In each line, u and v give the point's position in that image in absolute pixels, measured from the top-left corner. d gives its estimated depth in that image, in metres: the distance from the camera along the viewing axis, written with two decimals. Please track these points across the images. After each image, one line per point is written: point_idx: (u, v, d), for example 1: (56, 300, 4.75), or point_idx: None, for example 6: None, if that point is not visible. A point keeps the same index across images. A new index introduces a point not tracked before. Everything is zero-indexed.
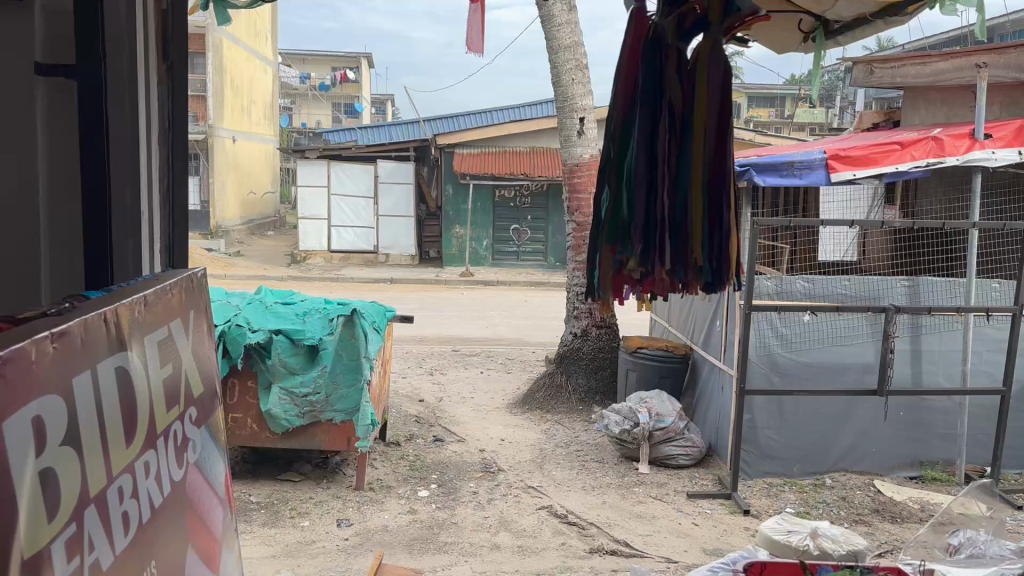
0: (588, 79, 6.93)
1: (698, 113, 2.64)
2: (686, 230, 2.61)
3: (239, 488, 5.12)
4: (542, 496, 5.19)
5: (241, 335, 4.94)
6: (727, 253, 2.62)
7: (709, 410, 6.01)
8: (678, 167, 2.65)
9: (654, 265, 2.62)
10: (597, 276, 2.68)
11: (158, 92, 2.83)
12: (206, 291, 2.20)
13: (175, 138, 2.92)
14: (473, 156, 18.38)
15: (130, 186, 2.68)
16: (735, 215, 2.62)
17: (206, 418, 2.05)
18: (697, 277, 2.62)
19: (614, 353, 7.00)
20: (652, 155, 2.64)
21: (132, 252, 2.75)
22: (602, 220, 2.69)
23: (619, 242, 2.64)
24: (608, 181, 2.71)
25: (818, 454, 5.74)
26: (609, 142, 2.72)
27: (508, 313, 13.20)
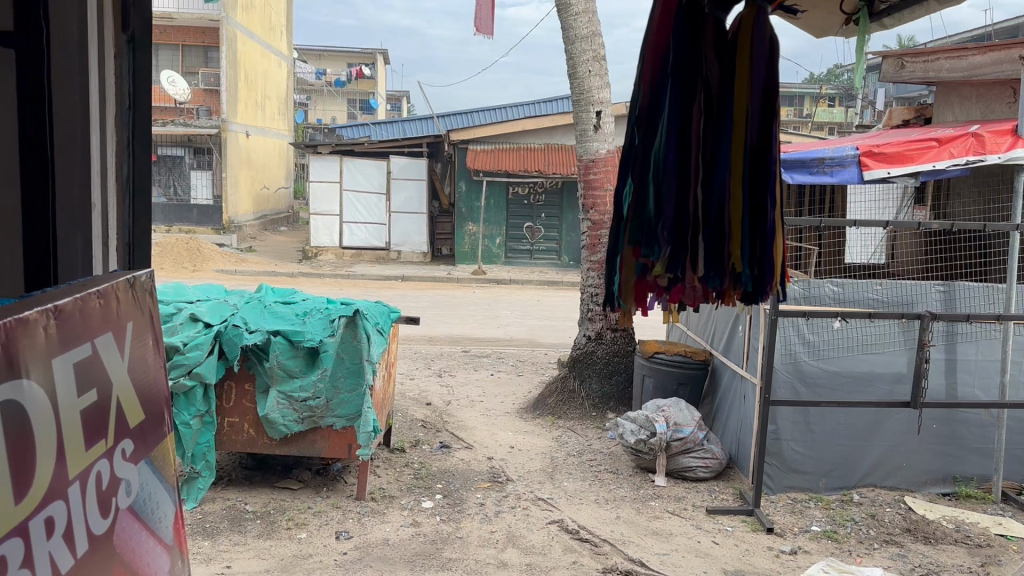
0: (606, 71, 6.64)
1: (740, 94, 2.36)
2: (722, 230, 2.33)
3: (235, 496, 4.89)
4: (553, 509, 4.92)
5: (238, 337, 4.67)
6: (771, 258, 2.32)
7: (729, 419, 5.72)
8: (715, 156, 2.37)
9: (683, 272, 2.32)
10: (619, 282, 2.41)
11: (115, 63, 2.60)
12: (147, 298, 2.15)
13: (138, 115, 2.69)
14: (487, 152, 18.10)
15: (75, 173, 2.48)
16: (780, 212, 2.34)
17: (144, 453, 2.02)
18: (734, 285, 2.34)
19: (629, 357, 6.70)
20: (683, 143, 2.37)
21: (83, 245, 2.56)
22: (627, 216, 2.43)
23: (645, 243, 2.36)
24: (633, 173, 2.45)
25: (845, 469, 5.45)
26: (634, 127, 2.47)
27: (521, 313, 12.91)
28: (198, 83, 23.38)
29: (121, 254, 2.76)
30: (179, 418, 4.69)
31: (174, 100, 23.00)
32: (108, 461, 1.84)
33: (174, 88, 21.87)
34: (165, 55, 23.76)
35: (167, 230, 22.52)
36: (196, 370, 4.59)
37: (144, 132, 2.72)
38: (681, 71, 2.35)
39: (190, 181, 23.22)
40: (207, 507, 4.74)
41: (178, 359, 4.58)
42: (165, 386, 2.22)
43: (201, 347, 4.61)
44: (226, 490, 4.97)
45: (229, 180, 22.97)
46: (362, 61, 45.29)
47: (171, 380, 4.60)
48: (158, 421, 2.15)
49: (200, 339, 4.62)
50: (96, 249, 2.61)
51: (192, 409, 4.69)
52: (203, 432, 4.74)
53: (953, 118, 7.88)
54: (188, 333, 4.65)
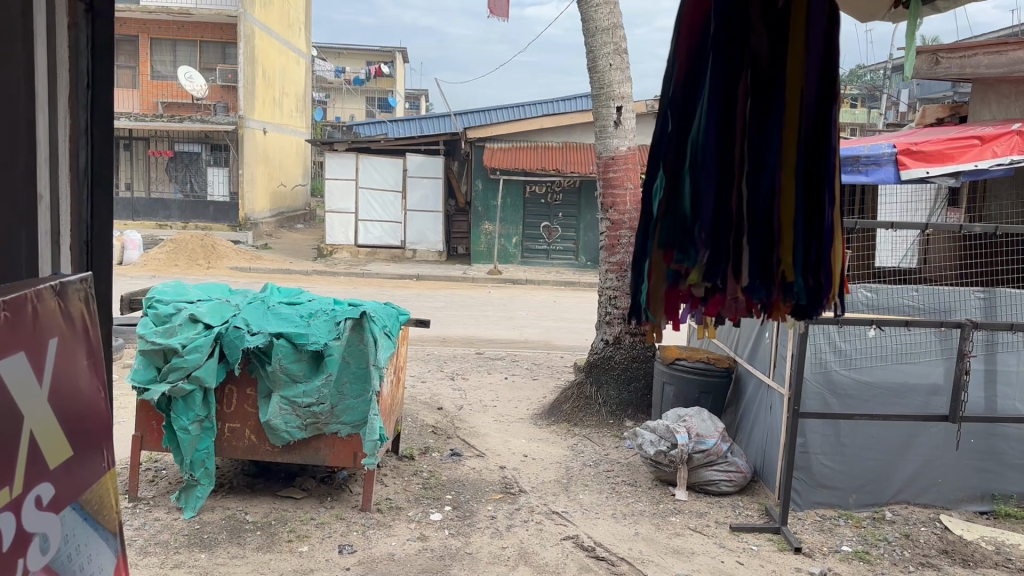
0: (627, 64, 6.37)
1: (792, 75, 2.13)
2: (773, 234, 2.10)
3: (236, 505, 4.69)
4: (568, 524, 4.67)
5: (240, 339, 4.45)
6: (827, 264, 2.10)
7: (753, 430, 5.47)
8: (764, 146, 2.12)
9: (724, 281, 2.07)
10: (647, 290, 2.19)
11: (71, 35, 2.40)
12: (77, 316, 2.03)
13: (99, 97, 2.49)
14: (504, 150, 17.85)
15: (21, 159, 2.26)
16: (840, 212, 2.11)
17: (62, 500, 1.91)
18: (784, 296, 2.09)
19: (648, 364, 6.44)
20: (726, 129, 2.12)
21: (27, 242, 2.34)
22: (658, 213, 2.19)
23: (678, 246, 2.12)
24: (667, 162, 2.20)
25: (877, 486, 5.17)
26: (669, 110, 2.21)
27: (538, 314, 12.64)
28: (215, 79, 23.24)
29: (75, 252, 2.54)
30: (177, 423, 4.50)
31: (191, 96, 22.96)
32: (14, 514, 1.72)
33: (191, 84, 21.94)
34: (183, 51, 23.31)
35: (183, 227, 22.71)
36: (196, 373, 4.39)
37: (106, 116, 2.52)
38: (726, 43, 2.09)
39: (207, 178, 23.14)
40: (206, 516, 4.54)
41: (177, 362, 4.38)
42: (95, 404, 2.07)
43: (201, 350, 4.39)
44: (226, 499, 4.76)
45: (246, 178, 22.90)
46: (381, 59, 45.20)
47: (171, 384, 4.41)
48: (87, 455, 2.03)
49: (199, 341, 4.39)
50: (40, 242, 2.39)
51: (191, 414, 4.49)
52: (202, 438, 4.54)
53: (989, 117, 7.57)
54: (188, 335, 4.42)
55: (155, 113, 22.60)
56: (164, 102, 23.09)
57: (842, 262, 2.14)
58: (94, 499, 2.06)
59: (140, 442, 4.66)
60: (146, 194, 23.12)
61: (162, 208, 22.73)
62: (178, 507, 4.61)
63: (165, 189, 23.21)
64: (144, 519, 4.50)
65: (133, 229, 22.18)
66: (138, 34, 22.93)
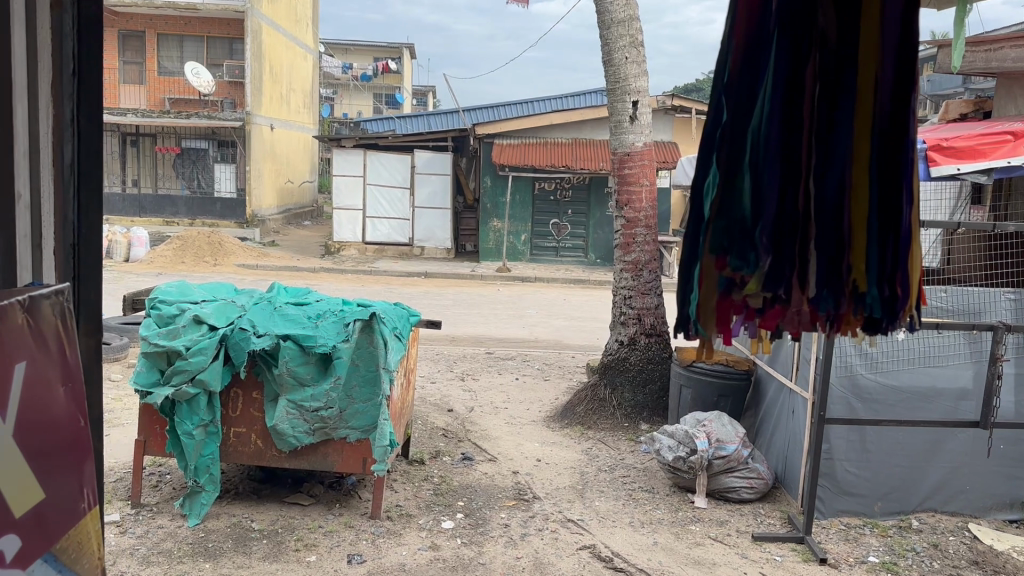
0: (643, 58, 6.21)
1: (866, 61, 1.97)
2: (843, 239, 1.96)
3: (241, 512, 4.54)
4: (584, 533, 4.52)
5: (245, 341, 4.31)
6: (903, 273, 1.97)
7: (775, 435, 5.30)
8: (834, 141, 1.97)
9: (789, 291, 1.92)
10: (697, 300, 1.95)
11: (52, 18, 2.27)
12: (55, 337, 1.89)
13: (84, 88, 2.34)
14: (513, 147, 17.68)
15: None
16: (917, 214, 1.99)
17: (36, 553, 1.78)
18: (854, 308, 1.97)
19: (664, 365, 6.28)
20: (791, 122, 1.95)
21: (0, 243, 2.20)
22: (711, 214, 1.97)
23: (736, 251, 1.93)
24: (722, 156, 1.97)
25: (903, 493, 4.99)
26: (723, 97, 1.98)
27: (548, 313, 12.47)
28: (222, 75, 23.17)
29: (59, 256, 2.41)
30: (181, 428, 4.35)
31: (198, 92, 22.90)
32: None
33: (199, 80, 21.76)
34: (189, 47, 23.16)
35: (191, 224, 22.90)
36: (200, 376, 4.25)
37: (94, 107, 2.37)
38: (792, 27, 1.94)
39: (214, 174, 23.04)
40: (211, 524, 4.40)
41: (181, 365, 4.24)
42: (77, 437, 1.94)
43: (206, 352, 4.24)
44: (232, 505, 4.62)
45: (253, 174, 22.80)
46: (388, 55, 45.03)
47: (174, 388, 4.27)
48: (67, 497, 1.90)
49: (204, 343, 4.24)
50: (17, 244, 2.26)
51: (195, 418, 4.34)
52: (207, 443, 4.41)
53: (1015, 112, 7.37)
54: (192, 337, 4.28)
55: (163, 109, 22.52)
56: (171, 99, 23.13)
57: (918, 269, 2.02)
58: (72, 546, 1.92)
59: (143, 446, 4.52)
60: (153, 191, 23.03)
61: (170, 203, 22.88)
62: (182, 514, 4.47)
63: (173, 185, 22.99)
64: (147, 527, 4.36)
65: (140, 225, 22.11)
66: (145, 30, 22.77)
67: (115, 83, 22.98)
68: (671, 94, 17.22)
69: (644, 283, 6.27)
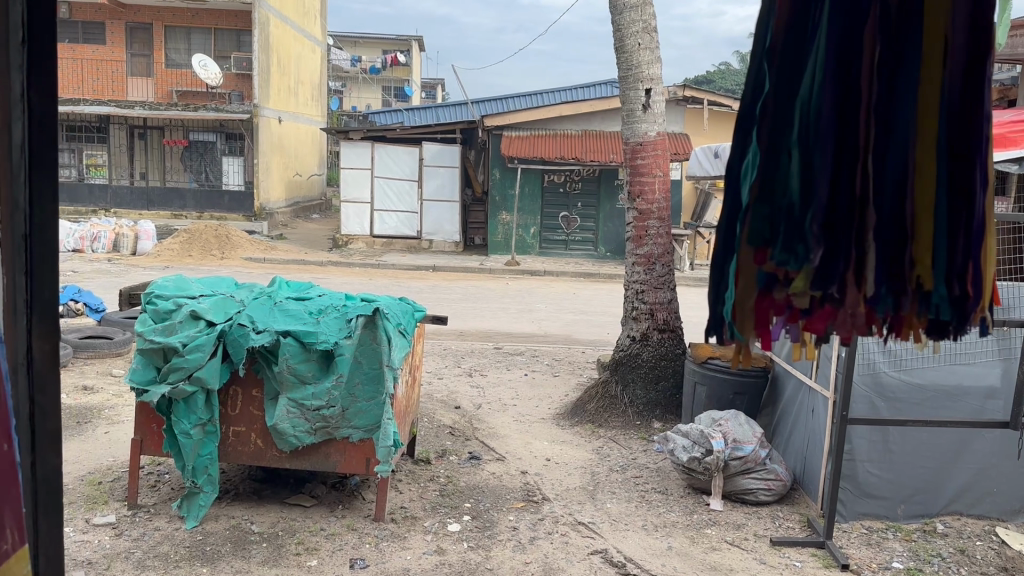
0: (656, 44, 6.02)
1: (933, 24, 1.76)
2: (905, 229, 1.77)
3: (241, 514, 4.39)
4: (595, 537, 4.35)
5: (244, 337, 4.16)
6: (977, 269, 1.76)
7: (793, 435, 5.13)
8: (894, 118, 1.77)
9: (842, 290, 1.71)
10: (734, 299, 1.78)
11: None
12: None
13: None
14: (522, 138, 17.48)
15: None
16: (991, 202, 1.78)
17: None
18: (917, 310, 1.76)
19: (677, 361, 6.09)
20: (845, 94, 1.75)
21: None
22: (749, 200, 1.78)
23: (782, 244, 1.72)
24: (764, 133, 1.78)
25: (927, 495, 4.81)
26: (765, 63, 1.80)
27: (557, 307, 12.31)
28: (229, 67, 23.04)
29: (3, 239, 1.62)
30: (178, 427, 4.20)
31: (206, 84, 22.80)
32: None
33: (205, 72, 21.68)
34: (197, 40, 23.02)
35: (199, 217, 22.31)
36: (197, 374, 4.10)
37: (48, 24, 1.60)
38: None
39: (222, 167, 22.95)
40: (209, 526, 4.25)
41: (177, 362, 4.09)
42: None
43: (203, 349, 4.09)
44: (231, 507, 4.47)
45: (261, 167, 22.69)
46: (397, 48, 44.81)
47: (171, 386, 4.12)
48: None
49: (201, 339, 4.09)
50: None
51: (193, 417, 4.20)
52: (205, 443, 4.26)
53: None
54: (188, 333, 4.12)
55: (171, 102, 22.42)
56: (179, 91, 23.03)
57: (993, 265, 1.81)
58: None
59: (139, 446, 4.38)
60: (161, 184, 22.96)
61: (178, 197, 22.41)
62: (180, 516, 4.32)
63: (180, 178, 23.11)
64: (143, 529, 4.22)
65: (148, 218, 22.02)
66: (152, 22, 22.67)
67: (122, 76, 22.88)
68: (682, 85, 17.00)
69: (656, 277, 6.07)
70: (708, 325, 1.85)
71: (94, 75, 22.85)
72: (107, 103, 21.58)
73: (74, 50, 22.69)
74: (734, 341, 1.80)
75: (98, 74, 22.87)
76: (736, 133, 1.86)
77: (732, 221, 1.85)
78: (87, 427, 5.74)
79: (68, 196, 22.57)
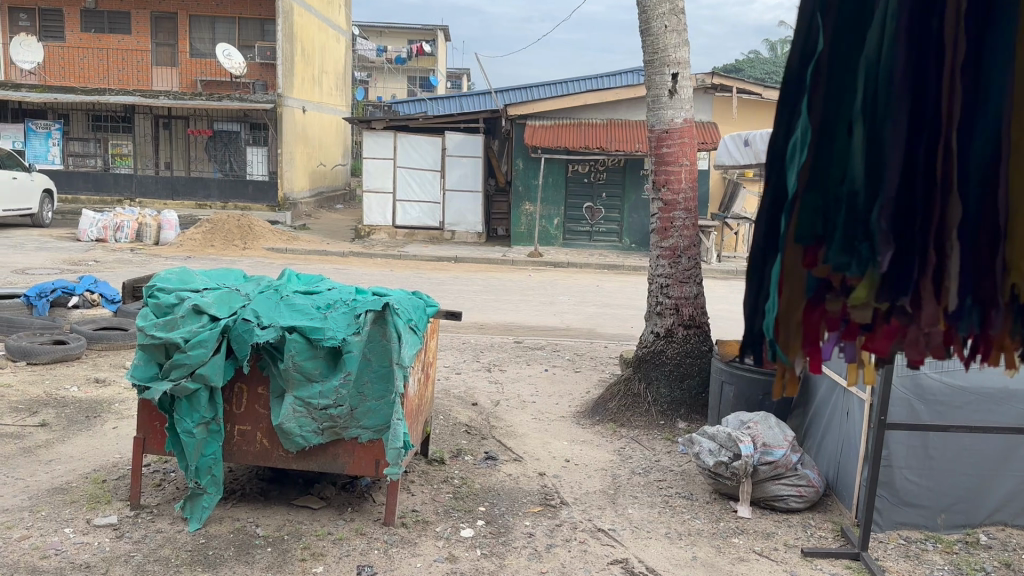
0: (684, 26, 5.78)
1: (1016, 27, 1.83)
2: (995, 244, 1.87)
3: (247, 516, 4.23)
4: (616, 545, 4.13)
5: (248, 333, 3.97)
6: None
7: (826, 438, 4.88)
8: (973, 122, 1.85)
9: (919, 308, 1.82)
10: (779, 304, 1.93)
11: None
12: None
13: None
14: (546, 128, 17.22)
15: None
16: None
17: None
18: (1004, 321, 1.90)
19: (704, 358, 5.84)
20: (918, 95, 1.82)
21: None
22: (798, 186, 1.89)
23: (840, 244, 1.84)
24: (815, 115, 1.86)
25: (969, 505, 4.53)
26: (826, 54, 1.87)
27: (580, 300, 12.07)
28: (254, 57, 22.99)
29: None
30: (181, 426, 4.03)
31: (230, 74, 22.76)
32: None
33: (230, 62, 21.60)
34: (222, 29, 22.98)
35: (224, 207, 22.21)
36: (200, 371, 3.92)
37: None
38: None
39: (246, 157, 22.95)
40: (212, 529, 4.09)
41: (179, 358, 3.91)
42: None
43: (206, 345, 3.91)
44: (236, 508, 4.31)
45: (285, 157, 22.63)
46: (423, 38, 44.56)
47: (172, 383, 3.94)
48: None
49: (204, 335, 3.91)
50: None
51: (196, 415, 4.02)
52: (208, 442, 4.09)
53: None
54: (191, 328, 3.95)
55: (195, 91, 22.39)
56: (203, 80, 23.01)
57: None
58: None
59: (142, 444, 4.22)
60: (186, 174, 23.02)
61: (202, 187, 22.40)
62: (184, 517, 4.17)
63: (205, 168, 23.10)
64: (144, 531, 4.07)
65: (172, 208, 22.08)
66: (177, 11, 22.68)
67: (147, 66, 22.88)
68: (710, 73, 16.66)
69: (682, 271, 5.82)
70: (748, 341, 2.02)
71: (120, 65, 22.89)
72: (133, 93, 21.61)
73: (100, 40, 22.80)
74: (776, 363, 1.97)
75: (123, 64, 22.91)
76: (781, 116, 1.95)
77: (776, 212, 1.97)
78: (96, 422, 5.63)
79: (94, 184, 22.54)
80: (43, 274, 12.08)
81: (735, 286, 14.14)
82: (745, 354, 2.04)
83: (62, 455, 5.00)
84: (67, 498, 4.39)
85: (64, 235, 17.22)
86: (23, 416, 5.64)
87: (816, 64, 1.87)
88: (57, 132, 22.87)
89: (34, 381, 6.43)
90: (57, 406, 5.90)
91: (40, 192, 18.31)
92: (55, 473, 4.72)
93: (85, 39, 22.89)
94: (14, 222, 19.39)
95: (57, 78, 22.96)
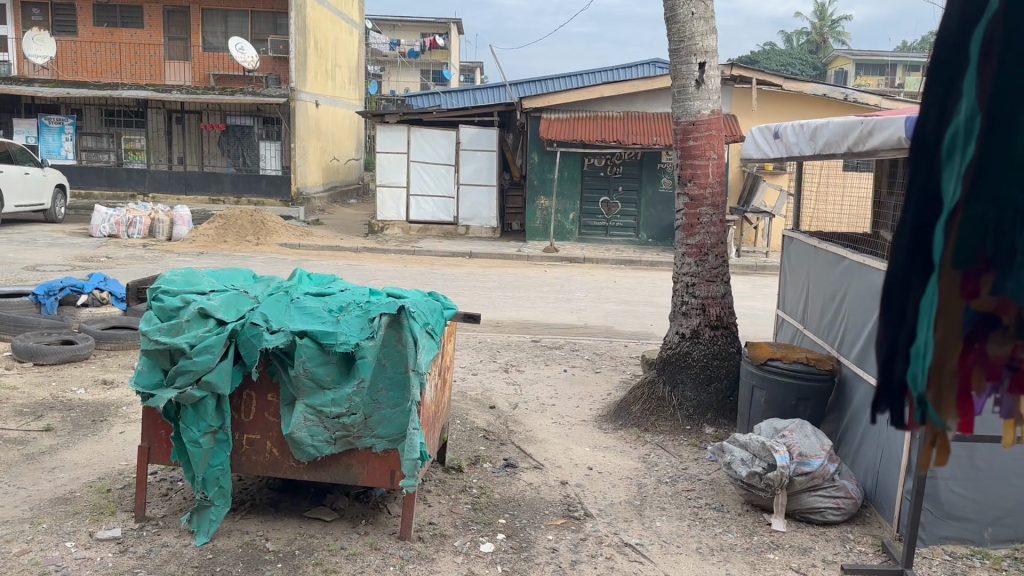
0: (712, 14, 5.54)
1: None
2: None
3: (256, 529, 4.04)
4: (645, 562, 3.90)
5: (257, 338, 3.77)
6: None
7: (865, 446, 4.66)
8: None
9: None
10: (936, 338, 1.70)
11: None
12: None
13: None
14: (561, 121, 16.95)
15: None
16: None
17: None
18: None
19: (731, 361, 5.59)
20: None
21: None
22: (962, 198, 1.68)
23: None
24: (984, 99, 1.65)
25: (1018, 519, 4.27)
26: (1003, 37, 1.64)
27: (598, 296, 11.82)
28: (266, 51, 22.83)
29: None
30: (187, 435, 3.83)
31: (243, 68, 22.62)
32: None
33: (243, 55, 21.47)
34: (234, 22, 22.83)
35: (236, 202, 22.28)
36: (206, 378, 3.72)
37: None
38: None
39: (259, 152, 22.78)
40: (220, 543, 3.90)
41: (184, 365, 3.71)
42: None
43: (212, 350, 3.70)
44: (245, 520, 4.12)
45: (298, 152, 22.45)
46: (436, 31, 44.30)
47: (178, 391, 3.74)
48: None
49: (210, 340, 3.71)
50: None
51: (202, 424, 3.82)
52: (216, 452, 3.89)
53: None
54: (197, 333, 3.75)
55: (208, 86, 22.24)
56: (216, 75, 22.88)
57: None
58: None
59: (147, 454, 4.04)
60: (199, 169, 22.91)
61: (217, 181, 22.45)
62: (190, 530, 3.98)
63: (218, 164, 22.95)
64: (150, 545, 3.89)
65: (186, 204, 22.05)
66: (189, 5, 22.54)
67: (160, 60, 22.76)
68: (730, 64, 16.39)
69: (709, 269, 5.57)
70: (886, 396, 1.75)
71: (133, 60, 22.78)
72: (145, 87, 21.51)
73: (112, 34, 22.69)
74: (925, 424, 1.70)
75: (136, 59, 22.78)
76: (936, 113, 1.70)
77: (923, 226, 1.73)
78: (103, 427, 5.48)
79: (107, 179, 22.72)
80: (55, 270, 11.98)
81: (756, 281, 13.86)
82: (879, 411, 1.77)
83: (66, 462, 4.84)
84: (70, 509, 4.23)
85: (76, 231, 17.13)
86: (28, 421, 5.49)
87: (986, 34, 1.63)
88: (70, 127, 22.85)
89: (40, 383, 6.28)
90: (63, 409, 5.75)
91: (53, 187, 18.23)
92: (59, 482, 4.57)
93: (98, 33, 22.78)
94: (28, 217, 19.36)
95: (70, 73, 22.91)
